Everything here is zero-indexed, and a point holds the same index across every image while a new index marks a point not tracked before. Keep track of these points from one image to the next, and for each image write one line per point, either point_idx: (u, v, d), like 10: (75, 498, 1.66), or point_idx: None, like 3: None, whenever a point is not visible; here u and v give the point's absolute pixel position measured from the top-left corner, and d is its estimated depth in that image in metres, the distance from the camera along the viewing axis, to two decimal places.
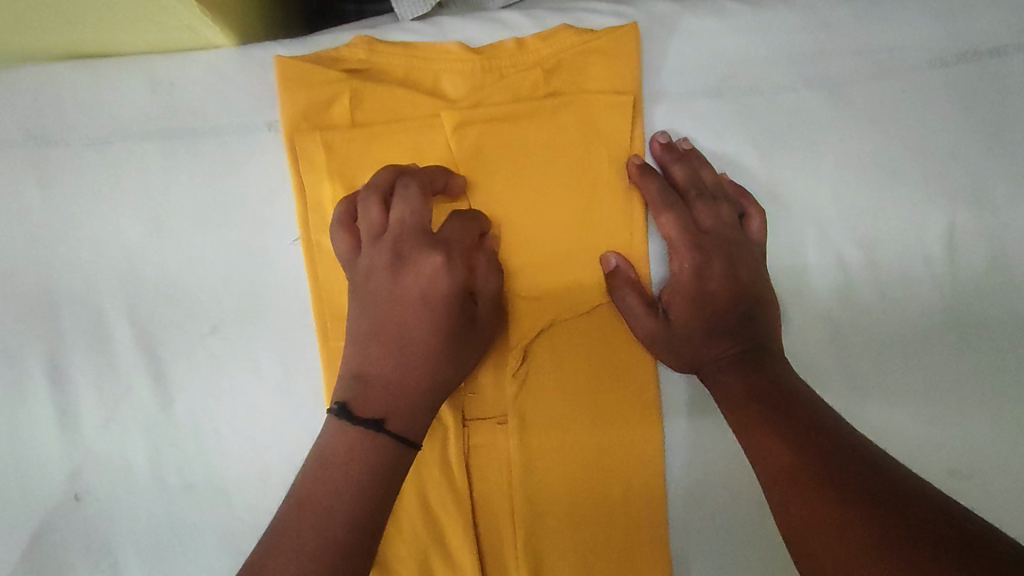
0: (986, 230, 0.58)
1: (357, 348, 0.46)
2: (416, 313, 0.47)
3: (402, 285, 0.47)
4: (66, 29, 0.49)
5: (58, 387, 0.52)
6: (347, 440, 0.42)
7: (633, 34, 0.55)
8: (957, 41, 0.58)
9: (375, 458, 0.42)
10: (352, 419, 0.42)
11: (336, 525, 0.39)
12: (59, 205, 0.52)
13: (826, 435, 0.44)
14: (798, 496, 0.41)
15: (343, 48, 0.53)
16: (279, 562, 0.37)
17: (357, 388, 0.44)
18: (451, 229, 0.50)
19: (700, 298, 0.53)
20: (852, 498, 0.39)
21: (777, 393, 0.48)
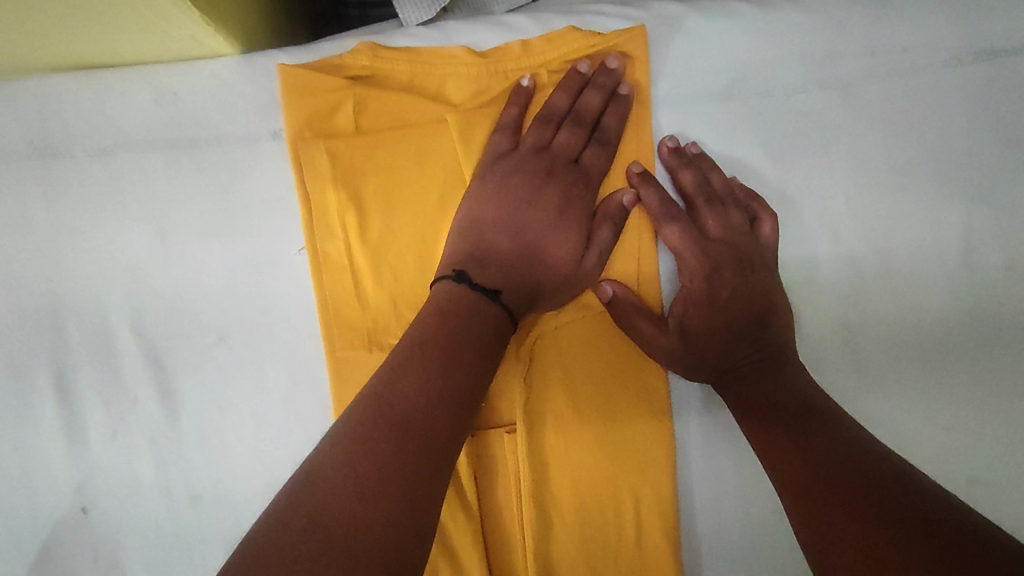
0: (1004, 232, 0.57)
1: (483, 218, 0.53)
2: (537, 209, 0.54)
3: (523, 191, 0.54)
4: (67, 39, 0.48)
5: (64, 400, 0.52)
6: (465, 301, 0.48)
7: (640, 37, 0.54)
8: (972, 39, 0.57)
9: (487, 320, 0.48)
10: (470, 285, 0.49)
11: (460, 363, 0.43)
12: (64, 217, 0.52)
13: (847, 448, 0.42)
14: (822, 513, 0.40)
15: (347, 55, 0.52)
16: (409, 389, 0.40)
17: (469, 266, 0.51)
18: (565, 132, 0.55)
19: (709, 308, 0.53)
20: (876, 514, 0.38)
21: (795, 404, 0.47)
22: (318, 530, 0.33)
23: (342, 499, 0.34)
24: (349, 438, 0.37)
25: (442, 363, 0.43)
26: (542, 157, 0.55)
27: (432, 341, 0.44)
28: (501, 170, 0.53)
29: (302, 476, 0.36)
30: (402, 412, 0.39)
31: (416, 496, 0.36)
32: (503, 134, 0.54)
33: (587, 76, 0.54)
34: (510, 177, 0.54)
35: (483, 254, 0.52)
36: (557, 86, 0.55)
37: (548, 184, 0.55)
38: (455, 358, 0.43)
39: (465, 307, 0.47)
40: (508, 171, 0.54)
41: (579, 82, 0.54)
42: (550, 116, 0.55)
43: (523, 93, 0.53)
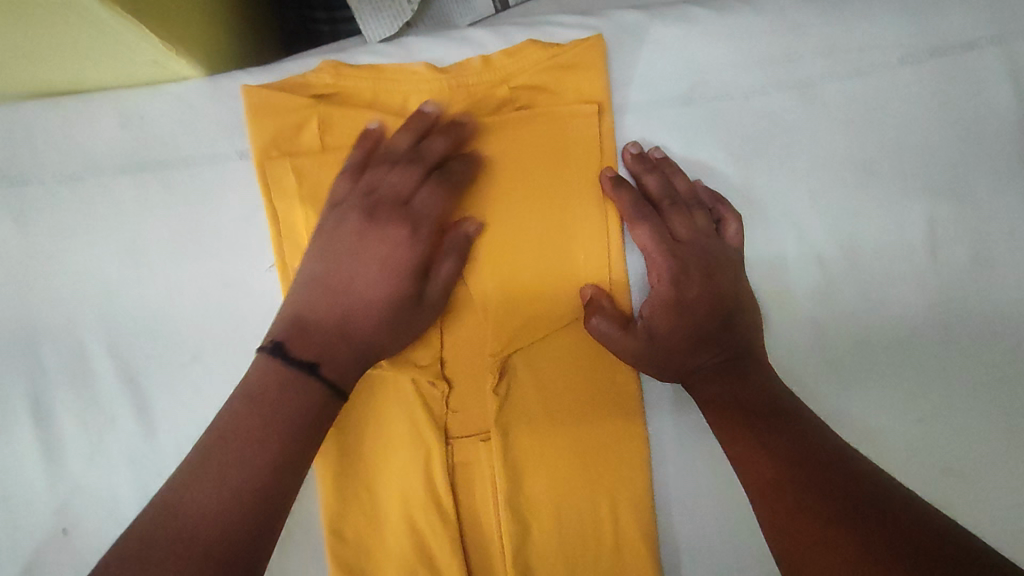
0: (965, 225, 0.58)
1: (343, 251, 0.50)
2: (409, 249, 0.51)
3: (397, 235, 0.51)
4: (31, 67, 0.49)
5: (42, 423, 0.52)
6: (315, 330, 0.47)
7: (596, 47, 0.54)
8: (928, 36, 0.58)
9: (346, 343, 0.48)
10: (296, 332, 0.46)
11: (309, 390, 0.45)
12: (37, 242, 0.52)
13: (812, 448, 0.43)
14: (787, 509, 0.41)
15: (310, 74, 0.53)
16: (252, 420, 0.42)
17: (298, 323, 0.47)
18: (467, 170, 0.53)
19: (679, 309, 0.53)
20: (837, 512, 0.39)
21: (760, 403, 0.48)
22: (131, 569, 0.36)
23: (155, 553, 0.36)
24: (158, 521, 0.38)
25: (291, 390, 0.44)
26: (437, 188, 0.52)
27: (261, 407, 0.43)
28: (387, 207, 0.51)
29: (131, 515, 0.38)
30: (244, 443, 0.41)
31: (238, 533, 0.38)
32: (409, 172, 0.51)
33: (538, 124, 0.54)
34: (394, 210, 0.51)
35: (342, 273, 0.49)
36: (509, 127, 0.53)
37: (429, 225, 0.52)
38: (305, 383, 0.45)
39: (287, 377, 0.44)
40: (390, 215, 0.51)
41: (534, 146, 0.54)
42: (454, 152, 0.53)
43: (445, 131, 0.52)
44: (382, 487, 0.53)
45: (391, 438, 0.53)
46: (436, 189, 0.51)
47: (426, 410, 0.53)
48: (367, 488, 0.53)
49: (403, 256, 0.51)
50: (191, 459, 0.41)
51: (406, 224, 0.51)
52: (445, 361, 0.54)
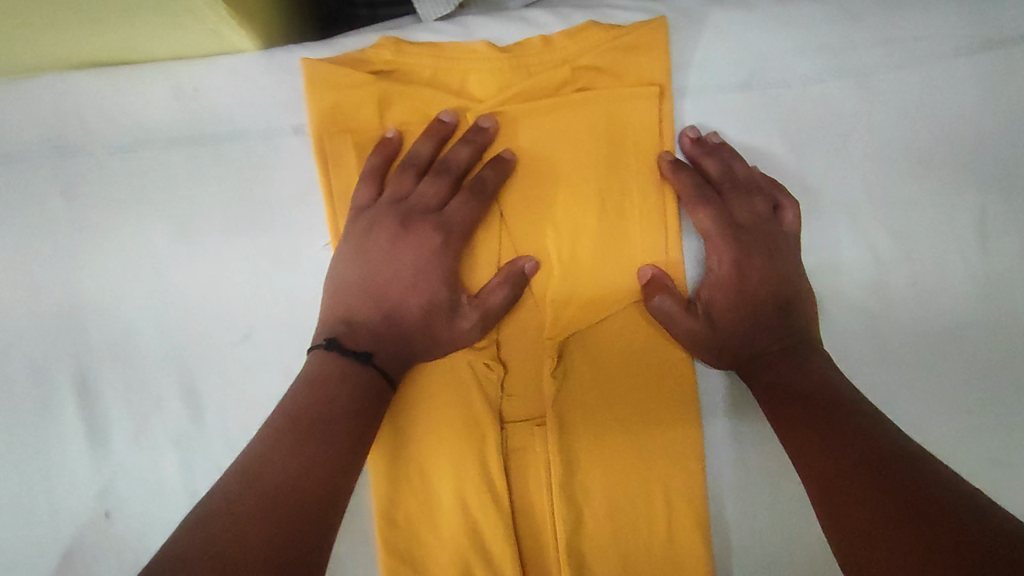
0: (1019, 217, 0.58)
1: (376, 261, 0.51)
2: (441, 256, 0.51)
3: (425, 244, 0.51)
4: (86, 34, 0.47)
5: (85, 402, 0.51)
6: (355, 337, 0.48)
7: (662, 29, 0.54)
8: (983, 28, 0.58)
9: (390, 343, 0.49)
10: (343, 351, 0.47)
11: (359, 377, 0.46)
12: (84, 215, 0.51)
13: (879, 442, 0.42)
14: (853, 503, 0.40)
15: (369, 50, 0.52)
16: (314, 402, 0.44)
17: (344, 327, 0.49)
18: (489, 166, 0.52)
19: (738, 298, 0.53)
20: (909, 505, 0.37)
21: (820, 396, 0.47)
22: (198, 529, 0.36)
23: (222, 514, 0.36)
24: (208, 519, 0.36)
25: (347, 378, 0.46)
26: (465, 196, 0.51)
27: (313, 403, 0.44)
28: (417, 216, 0.52)
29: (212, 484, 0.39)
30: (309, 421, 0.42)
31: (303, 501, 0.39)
32: (435, 182, 0.52)
33: (600, 106, 0.53)
34: (425, 216, 0.52)
35: (377, 282, 0.50)
36: (571, 109, 0.53)
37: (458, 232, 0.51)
38: (348, 374, 0.46)
39: (346, 369, 0.46)
40: (420, 223, 0.51)
41: (595, 128, 0.53)
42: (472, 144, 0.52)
43: (468, 136, 0.52)
44: (435, 472, 0.52)
45: (444, 422, 0.52)
46: (462, 197, 0.51)
47: (482, 393, 0.52)
48: (419, 473, 0.52)
49: (431, 266, 0.51)
50: (262, 435, 0.42)
51: (434, 234, 0.51)
52: (500, 345, 0.54)
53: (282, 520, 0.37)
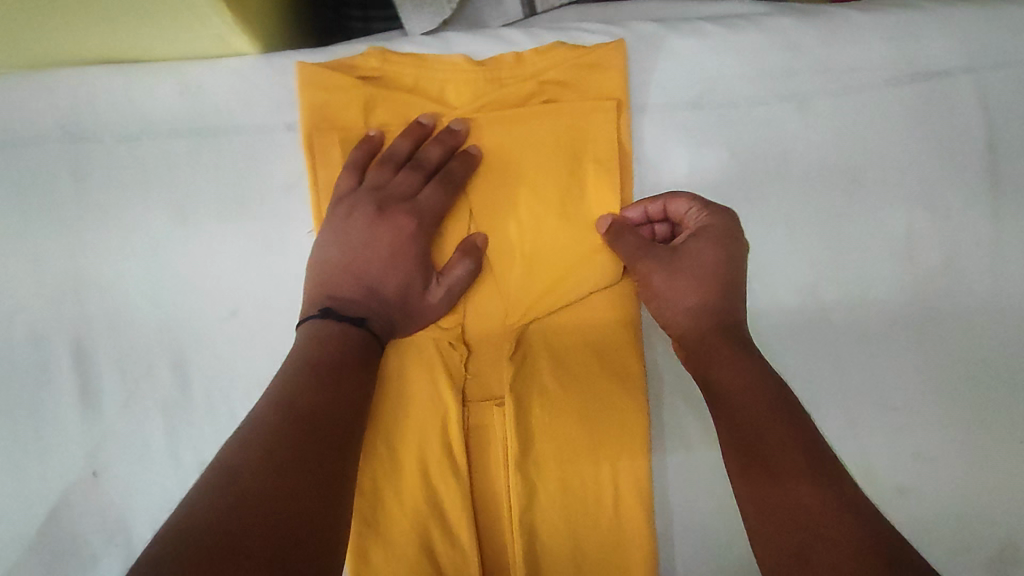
0: (940, 233, 0.64)
1: (356, 243, 0.55)
2: (415, 239, 0.56)
3: (399, 230, 0.56)
4: (103, 35, 0.53)
5: (81, 368, 0.55)
6: (342, 306, 0.53)
7: (619, 50, 0.60)
8: (910, 63, 0.65)
9: (374, 313, 0.53)
10: (335, 316, 0.51)
11: (354, 336, 0.51)
12: (90, 196, 0.56)
13: (807, 450, 0.45)
14: (776, 504, 0.44)
15: (358, 58, 0.58)
16: (327, 345, 0.49)
17: (331, 299, 0.53)
18: (458, 161, 0.58)
19: (678, 272, 0.55)
20: (827, 515, 0.41)
21: (760, 393, 0.49)
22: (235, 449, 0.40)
23: (263, 436, 0.41)
24: (255, 439, 0.41)
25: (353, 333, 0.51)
26: (439, 186, 0.57)
27: (328, 346, 0.49)
28: (394, 204, 0.56)
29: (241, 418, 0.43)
30: (325, 362, 0.48)
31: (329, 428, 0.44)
32: (410, 175, 0.57)
33: (563, 117, 0.59)
34: (403, 204, 0.56)
35: (357, 260, 0.55)
36: (536, 119, 0.59)
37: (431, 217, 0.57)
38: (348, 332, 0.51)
39: (340, 331, 0.51)
40: (396, 210, 0.56)
41: (557, 137, 0.59)
42: (444, 143, 0.58)
43: (441, 136, 0.58)
44: (402, 442, 0.57)
45: (414, 399, 0.57)
46: (435, 188, 0.57)
47: (447, 372, 0.57)
48: (388, 445, 0.56)
49: (406, 248, 0.56)
50: (283, 374, 0.47)
51: (409, 220, 0.56)
52: (466, 329, 0.59)
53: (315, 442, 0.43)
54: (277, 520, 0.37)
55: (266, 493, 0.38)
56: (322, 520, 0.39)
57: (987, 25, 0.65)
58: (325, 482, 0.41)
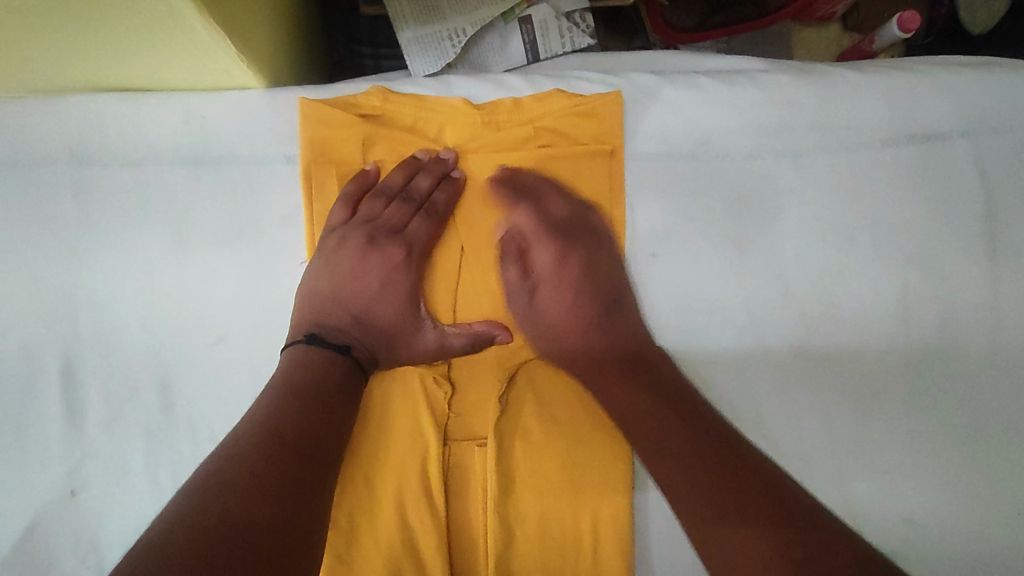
0: (935, 294, 0.64)
1: (345, 272, 0.57)
2: (403, 270, 0.58)
3: (388, 260, 0.58)
4: (114, 65, 0.54)
5: (68, 386, 0.56)
6: (328, 333, 0.54)
7: (618, 100, 0.61)
8: (907, 124, 0.65)
9: (360, 343, 0.55)
10: (320, 343, 0.52)
11: (335, 364, 0.52)
12: (91, 218, 0.57)
13: (728, 458, 0.50)
14: (724, 538, 0.46)
15: (360, 95, 0.59)
16: (309, 371, 0.50)
17: (318, 325, 0.54)
18: (446, 192, 0.60)
19: (547, 295, 0.62)
20: (743, 518, 0.46)
21: (682, 426, 0.53)
22: (222, 464, 0.41)
23: (245, 455, 0.42)
24: (238, 461, 0.41)
25: (336, 361, 0.52)
26: (427, 220, 0.59)
27: (309, 375, 0.50)
28: (384, 234, 0.58)
29: (229, 438, 0.44)
30: (310, 386, 0.49)
31: (310, 451, 0.45)
32: (400, 207, 0.59)
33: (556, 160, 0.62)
34: (393, 235, 0.59)
35: (345, 289, 0.57)
36: (531, 161, 0.61)
37: (418, 249, 0.59)
38: (330, 360, 0.52)
39: (324, 356, 0.52)
40: (386, 241, 0.58)
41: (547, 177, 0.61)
42: (433, 175, 0.59)
43: (433, 167, 0.60)
44: (380, 478, 0.56)
45: (395, 434, 0.57)
46: (422, 220, 0.59)
47: (430, 410, 0.57)
48: (366, 480, 0.56)
49: (394, 279, 0.58)
50: (267, 397, 0.48)
51: (399, 250, 0.58)
52: (452, 366, 0.59)
53: (295, 463, 0.43)
54: (258, 535, 0.37)
55: (248, 510, 0.38)
56: (303, 536, 0.39)
57: (985, 90, 0.66)
58: (299, 501, 0.41)
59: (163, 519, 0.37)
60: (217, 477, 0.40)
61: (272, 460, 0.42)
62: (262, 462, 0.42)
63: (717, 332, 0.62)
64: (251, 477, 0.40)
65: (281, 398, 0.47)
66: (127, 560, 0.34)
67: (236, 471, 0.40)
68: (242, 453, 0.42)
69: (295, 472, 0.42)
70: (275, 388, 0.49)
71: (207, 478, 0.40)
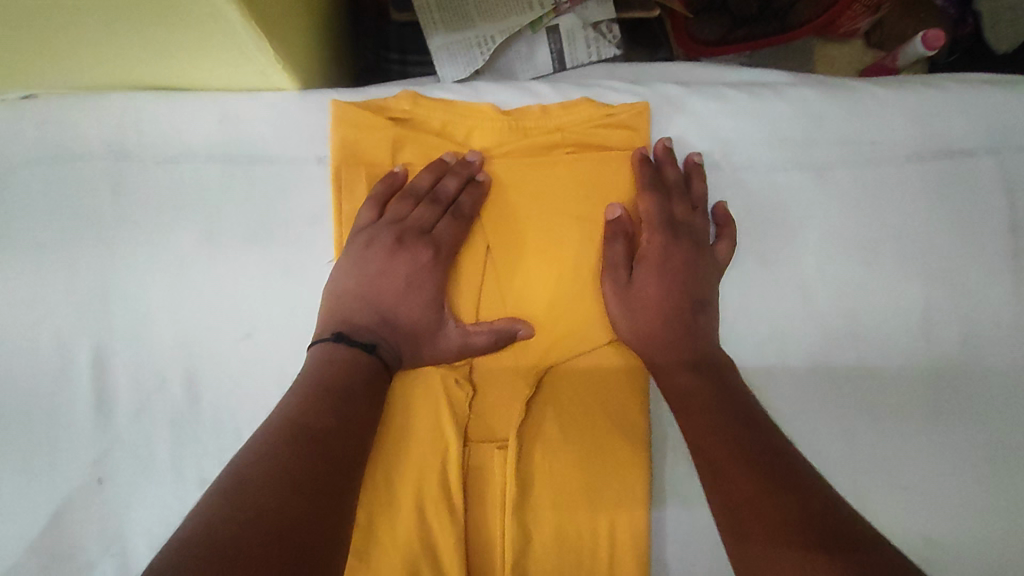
0: (959, 310, 0.64)
1: (371, 272, 0.57)
2: (429, 270, 0.58)
3: (415, 260, 0.58)
4: (154, 64, 0.56)
5: (98, 376, 0.57)
6: (352, 331, 0.54)
7: (643, 111, 0.62)
8: (931, 140, 0.66)
9: (384, 343, 0.55)
10: (346, 342, 0.53)
11: (359, 363, 0.52)
12: (125, 213, 0.58)
13: (778, 483, 0.46)
14: (762, 540, 0.44)
15: (391, 99, 0.61)
16: (335, 367, 0.51)
17: (344, 324, 0.55)
18: (471, 194, 0.60)
19: (631, 301, 0.58)
20: (797, 540, 0.42)
21: (729, 438, 0.51)
22: (251, 462, 0.41)
23: (275, 452, 0.42)
24: (270, 450, 0.42)
25: (359, 363, 0.52)
26: (454, 222, 0.59)
27: (333, 375, 0.50)
28: (413, 235, 0.58)
29: (258, 435, 0.44)
30: (337, 387, 0.49)
31: (336, 450, 0.45)
32: (429, 209, 0.59)
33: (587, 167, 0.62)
34: (419, 237, 0.59)
35: (370, 288, 0.57)
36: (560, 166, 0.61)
37: (444, 250, 0.59)
38: (355, 360, 0.52)
39: (348, 357, 0.52)
40: (415, 242, 0.58)
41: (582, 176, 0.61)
42: (459, 176, 0.60)
43: (462, 168, 0.60)
44: (400, 477, 0.56)
45: (415, 433, 0.57)
46: (449, 222, 0.59)
47: (451, 410, 0.57)
48: (385, 477, 0.56)
49: (420, 279, 0.58)
50: (293, 396, 0.48)
51: (430, 251, 0.58)
52: (473, 368, 0.60)
53: (323, 463, 0.43)
54: (285, 521, 0.38)
55: (278, 511, 0.38)
56: (335, 531, 0.40)
57: (1012, 109, 0.66)
58: (327, 500, 0.41)
59: (196, 516, 0.37)
60: (248, 476, 0.40)
61: (299, 459, 0.42)
62: (291, 462, 0.42)
63: (738, 342, 0.62)
64: (280, 476, 0.41)
65: (307, 398, 0.48)
66: (162, 558, 0.34)
67: (265, 469, 0.41)
68: (272, 451, 0.42)
69: (322, 471, 0.43)
70: (302, 387, 0.49)
71: (240, 477, 0.40)
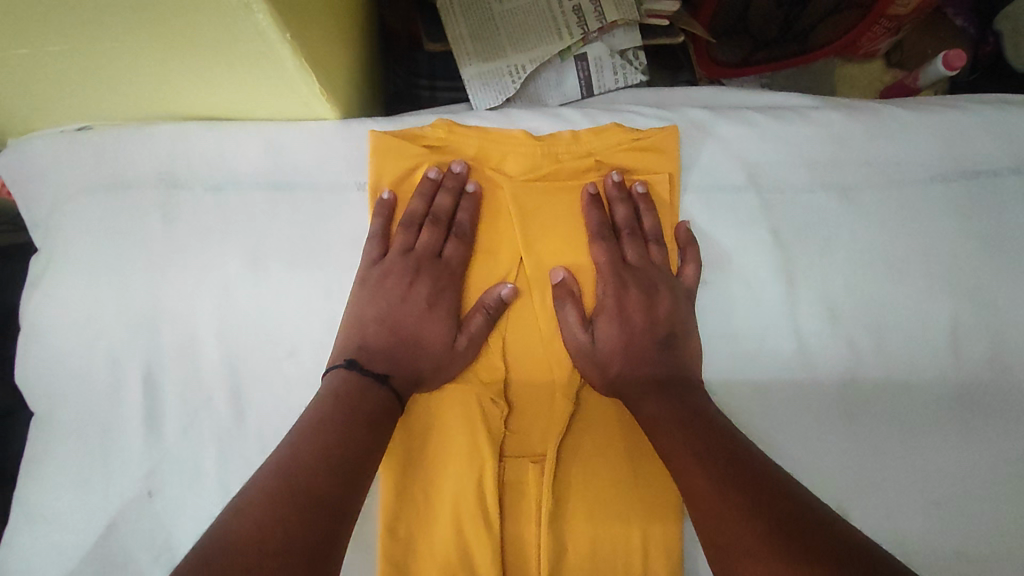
0: (988, 327, 0.64)
1: (387, 298, 0.59)
2: (442, 292, 0.61)
3: (429, 283, 0.61)
4: (205, 96, 0.59)
5: (149, 393, 0.59)
6: (370, 356, 0.56)
7: (674, 135, 0.64)
8: (955, 160, 0.67)
9: (400, 367, 0.57)
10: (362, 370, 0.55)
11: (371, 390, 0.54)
12: (175, 236, 0.61)
13: (750, 480, 0.46)
14: (729, 534, 0.44)
15: (427, 128, 0.63)
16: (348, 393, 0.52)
17: (361, 350, 0.57)
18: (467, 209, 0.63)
19: (618, 320, 0.60)
20: (766, 531, 0.42)
21: (686, 432, 0.52)
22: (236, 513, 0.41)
23: (260, 502, 0.42)
24: (267, 507, 0.41)
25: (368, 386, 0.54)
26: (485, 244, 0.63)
27: (330, 407, 0.51)
28: (425, 262, 0.61)
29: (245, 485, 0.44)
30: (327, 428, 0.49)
31: (326, 494, 0.45)
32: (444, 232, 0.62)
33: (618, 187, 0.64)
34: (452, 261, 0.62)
35: (387, 314, 0.59)
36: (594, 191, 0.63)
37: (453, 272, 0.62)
38: (363, 385, 0.54)
39: (363, 382, 0.54)
40: (429, 268, 0.61)
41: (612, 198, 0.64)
42: (454, 189, 0.62)
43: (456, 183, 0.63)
44: (437, 493, 0.58)
45: (452, 449, 0.58)
46: (455, 244, 0.62)
47: (487, 428, 0.58)
48: (423, 493, 0.58)
49: (435, 300, 0.61)
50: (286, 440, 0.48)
51: (440, 275, 0.61)
52: (508, 383, 0.61)
53: (311, 509, 0.43)
54: None
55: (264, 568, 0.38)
56: None
57: None
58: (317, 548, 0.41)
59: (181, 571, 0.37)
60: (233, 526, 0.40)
61: (284, 508, 0.42)
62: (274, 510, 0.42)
63: (767, 359, 0.63)
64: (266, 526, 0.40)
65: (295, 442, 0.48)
66: None
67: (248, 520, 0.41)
68: (256, 500, 0.42)
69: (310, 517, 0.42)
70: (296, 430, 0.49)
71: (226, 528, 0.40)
